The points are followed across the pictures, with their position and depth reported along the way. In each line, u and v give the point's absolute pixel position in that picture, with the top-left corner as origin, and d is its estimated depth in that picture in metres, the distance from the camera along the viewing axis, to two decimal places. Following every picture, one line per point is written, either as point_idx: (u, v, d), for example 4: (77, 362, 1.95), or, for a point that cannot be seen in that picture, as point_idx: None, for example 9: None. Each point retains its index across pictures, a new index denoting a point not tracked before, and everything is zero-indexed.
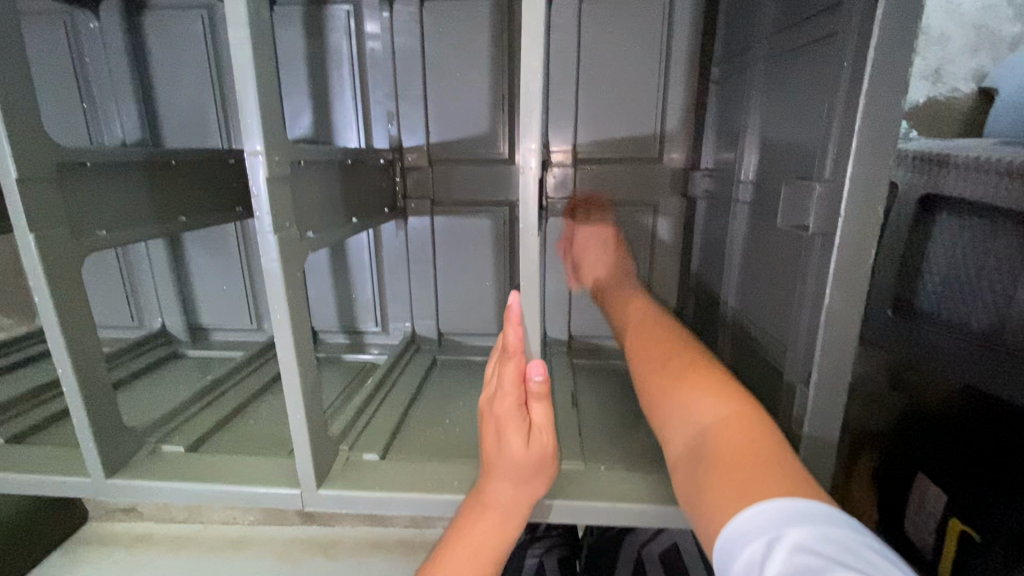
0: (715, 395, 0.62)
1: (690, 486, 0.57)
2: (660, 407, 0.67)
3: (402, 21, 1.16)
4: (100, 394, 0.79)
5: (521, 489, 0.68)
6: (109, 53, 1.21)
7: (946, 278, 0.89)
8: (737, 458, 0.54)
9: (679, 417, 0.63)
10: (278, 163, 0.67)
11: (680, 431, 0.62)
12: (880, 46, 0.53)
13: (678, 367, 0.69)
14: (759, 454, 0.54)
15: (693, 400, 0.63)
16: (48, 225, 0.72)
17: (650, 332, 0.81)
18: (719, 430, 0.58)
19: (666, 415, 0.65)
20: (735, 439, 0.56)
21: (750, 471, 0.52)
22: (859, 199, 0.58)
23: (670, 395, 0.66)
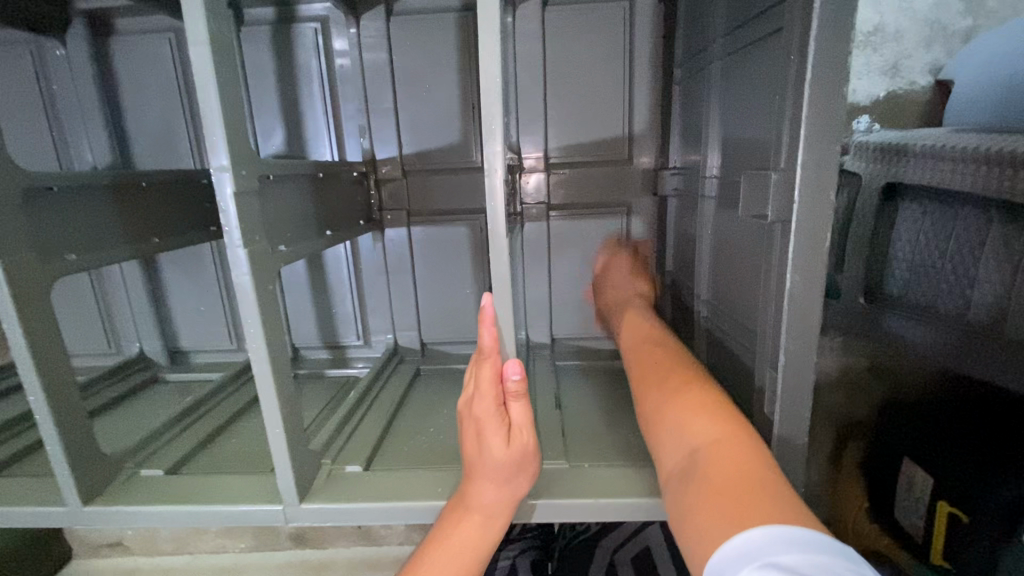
0: (711, 418, 0.63)
1: (679, 503, 0.58)
2: (657, 425, 0.68)
3: (369, 37, 1.18)
4: (73, 419, 0.78)
5: (504, 488, 0.69)
6: (76, 79, 1.20)
7: (912, 263, 0.92)
8: (730, 481, 0.55)
9: (675, 438, 0.64)
10: (245, 177, 0.68)
11: (676, 448, 0.63)
12: (819, 40, 0.56)
13: (676, 386, 0.70)
14: (753, 476, 0.55)
15: (692, 419, 0.64)
16: (14, 251, 0.71)
17: (649, 350, 0.82)
18: (713, 451, 0.59)
19: (661, 435, 0.66)
20: (724, 460, 0.58)
21: (742, 493, 0.53)
22: (812, 185, 0.60)
23: (667, 414, 0.67)
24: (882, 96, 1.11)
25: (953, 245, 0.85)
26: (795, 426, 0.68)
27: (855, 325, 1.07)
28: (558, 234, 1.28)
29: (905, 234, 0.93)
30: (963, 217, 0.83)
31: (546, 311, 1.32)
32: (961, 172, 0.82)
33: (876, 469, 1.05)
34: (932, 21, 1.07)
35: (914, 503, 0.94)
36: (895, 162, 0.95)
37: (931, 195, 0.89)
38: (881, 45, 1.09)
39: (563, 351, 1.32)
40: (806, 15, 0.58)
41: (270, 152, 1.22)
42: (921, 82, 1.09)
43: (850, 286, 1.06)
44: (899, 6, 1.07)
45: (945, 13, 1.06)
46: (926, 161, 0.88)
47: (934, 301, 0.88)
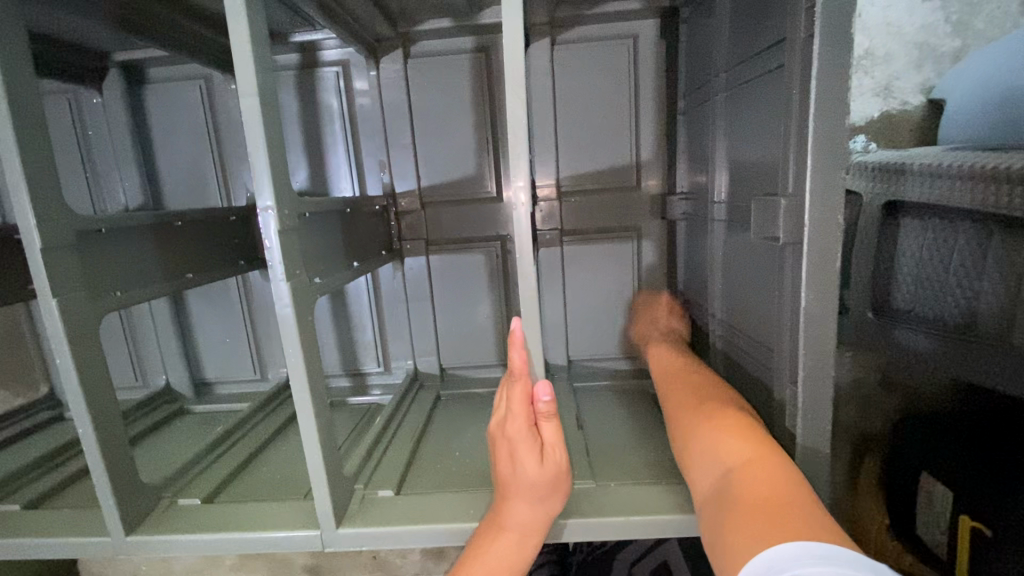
0: (743, 441, 0.67)
1: (714, 524, 0.61)
2: (690, 449, 0.72)
3: (388, 78, 1.25)
4: (118, 449, 0.81)
5: (538, 508, 0.71)
6: (111, 124, 1.27)
7: (915, 276, 0.96)
8: (765, 499, 0.58)
9: (706, 459, 0.68)
10: (288, 216, 0.72)
11: (708, 469, 0.67)
12: (820, 77, 0.61)
13: (708, 410, 0.75)
14: (788, 493, 0.58)
15: (722, 440, 0.68)
16: (69, 290, 0.75)
17: (680, 381, 0.88)
18: (746, 472, 0.62)
19: (694, 458, 0.70)
20: (756, 476, 0.61)
21: (777, 508, 0.56)
22: (820, 209, 0.64)
23: (697, 438, 0.72)
24: (877, 116, 1.17)
25: (955, 258, 0.88)
26: (816, 437, 0.70)
27: (862, 339, 1.10)
28: (572, 259, 1.33)
29: (908, 248, 0.98)
30: (962, 232, 0.87)
31: (561, 333, 1.35)
32: (957, 189, 0.86)
33: (895, 487, 1.06)
34: (920, 43, 1.14)
35: (936, 519, 0.94)
36: (895, 180, 0.99)
37: (930, 211, 0.93)
38: (873, 68, 1.16)
39: (580, 372, 1.35)
40: (807, 53, 0.63)
41: (300, 191, 1.29)
42: (913, 102, 1.16)
43: (859, 300, 1.10)
44: (889, 32, 1.14)
45: (933, 35, 1.13)
46: (922, 180, 0.93)
47: (940, 313, 0.92)
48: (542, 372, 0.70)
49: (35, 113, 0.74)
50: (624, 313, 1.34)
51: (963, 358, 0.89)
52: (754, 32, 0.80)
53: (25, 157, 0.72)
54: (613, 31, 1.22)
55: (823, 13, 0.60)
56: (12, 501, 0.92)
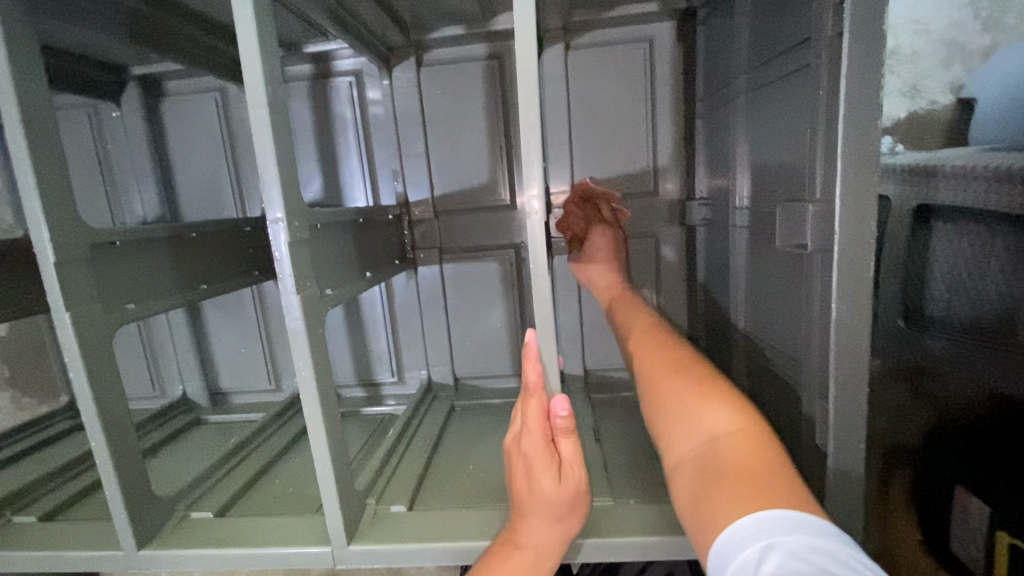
0: (728, 412, 0.61)
1: (688, 494, 0.57)
2: (665, 417, 0.66)
3: (400, 87, 1.24)
4: (130, 462, 0.81)
5: (556, 528, 0.69)
6: (130, 137, 1.29)
7: (952, 281, 0.92)
8: (753, 470, 0.54)
9: (687, 430, 0.62)
10: (299, 228, 0.71)
11: (685, 440, 0.61)
12: (850, 76, 0.57)
13: (695, 378, 0.68)
14: (765, 472, 0.54)
15: (705, 414, 0.62)
16: (83, 304, 0.75)
17: (651, 347, 0.80)
18: (732, 444, 0.58)
19: (673, 432, 0.64)
20: (736, 453, 0.57)
21: (751, 483, 0.53)
22: (852, 215, 0.60)
23: (674, 411, 0.65)
24: (903, 117, 0.95)
25: (995, 264, 0.88)
26: (849, 456, 0.66)
27: (885, 347, 1.01)
28: None
29: (942, 250, 0.93)
30: (1002, 237, 0.88)
31: (577, 342, 1.32)
32: (992, 192, 0.87)
33: (928, 498, 0.96)
34: (951, 40, 0.91)
35: (970, 534, 0.88)
36: (924, 181, 0.93)
37: (967, 213, 0.90)
38: (897, 67, 0.93)
39: (597, 383, 1.32)
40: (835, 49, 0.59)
41: (313, 203, 1.29)
42: (943, 102, 0.93)
43: (888, 306, 0.99)
44: (915, 23, 0.92)
45: (963, 30, 0.91)
46: (958, 181, 0.90)
47: (976, 319, 0.91)
48: (559, 388, 0.67)
49: (50, 127, 0.74)
50: None
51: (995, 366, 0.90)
52: (776, 32, 0.77)
53: (39, 170, 0.72)
54: (628, 35, 1.19)
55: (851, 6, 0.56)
56: (30, 512, 0.93)
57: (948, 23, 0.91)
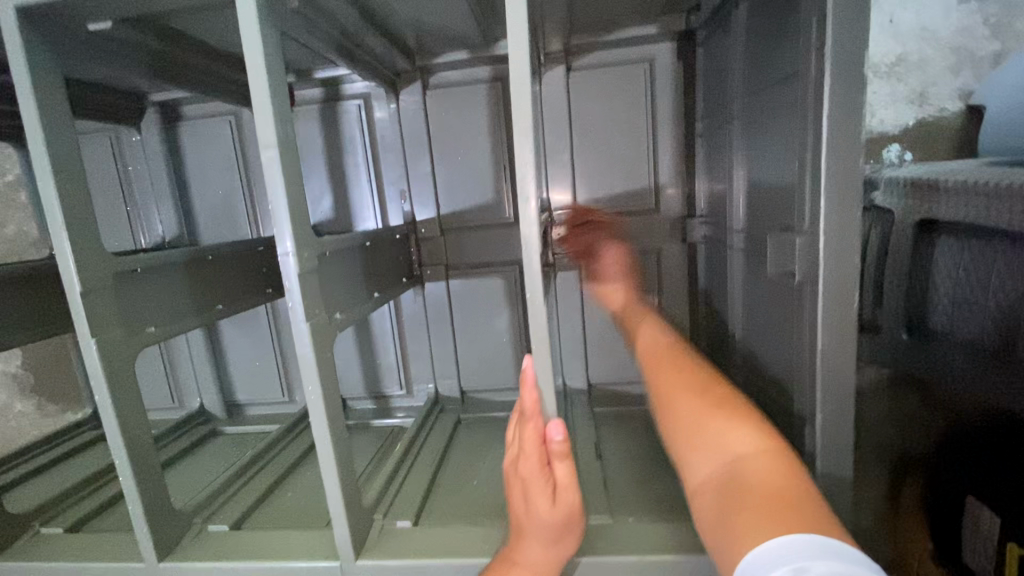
0: (739, 426, 0.60)
1: (711, 515, 0.54)
2: (680, 434, 0.64)
3: (407, 110, 1.27)
4: (151, 478, 0.85)
5: (552, 548, 0.71)
6: (150, 160, 1.34)
7: (953, 296, 0.91)
8: (762, 487, 0.53)
9: (710, 447, 0.60)
10: (308, 258, 0.75)
11: (708, 458, 0.59)
12: (833, 116, 0.59)
13: (714, 391, 0.66)
14: (795, 493, 0.52)
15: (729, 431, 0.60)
16: (107, 330, 0.80)
17: (659, 352, 0.77)
18: (744, 463, 0.56)
19: (693, 449, 0.61)
20: (766, 472, 0.54)
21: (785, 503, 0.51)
22: (837, 248, 0.62)
23: (693, 427, 0.63)
24: (912, 123, 1.04)
25: (996, 279, 0.82)
26: (834, 479, 0.68)
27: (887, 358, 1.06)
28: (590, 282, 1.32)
29: (945, 267, 0.92)
30: (1001, 252, 0.82)
31: (581, 357, 1.35)
32: (990, 209, 0.82)
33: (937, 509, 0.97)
34: (957, 48, 1.00)
35: (983, 545, 0.86)
36: (926, 196, 0.94)
37: (964, 229, 0.89)
38: (906, 75, 1.03)
39: (600, 397, 1.34)
40: (818, 89, 0.60)
41: (319, 232, 1.33)
42: (951, 108, 1.02)
43: (892, 320, 1.04)
44: (922, 34, 1.00)
45: (970, 37, 0.98)
46: (954, 196, 0.88)
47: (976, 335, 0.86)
48: (554, 412, 0.70)
49: (75, 163, 0.78)
50: None
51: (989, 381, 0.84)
52: (769, 62, 0.79)
53: (65, 206, 0.76)
54: (628, 56, 1.21)
55: (833, 47, 0.57)
56: (56, 524, 0.99)
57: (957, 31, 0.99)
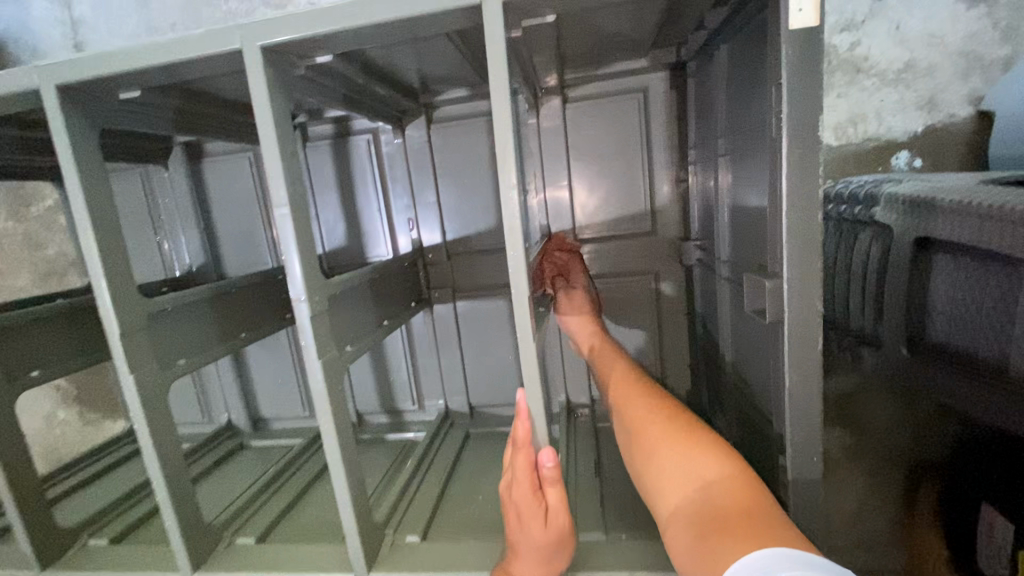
0: (707, 458, 0.66)
1: (686, 538, 0.59)
2: (650, 466, 0.70)
3: (413, 143, 1.35)
4: (185, 497, 0.94)
5: (545, 562, 0.77)
6: (176, 194, 1.44)
7: (949, 313, 0.89)
8: (727, 511, 0.58)
9: (679, 475, 0.65)
10: (319, 301, 0.82)
11: (678, 487, 0.64)
12: (790, 174, 0.63)
13: (675, 423, 0.72)
14: (755, 510, 0.58)
15: (693, 459, 0.66)
16: (143, 366, 0.89)
17: (624, 389, 0.84)
18: (711, 491, 0.62)
19: (663, 478, 0.67)
20: (730, 496, 0.60)
21: (749, 521, 0.56)
22: (798, 294, 0.66)
23: (661, 457, 0.69)
24: (921, 130, 1.30)
25: (988, 299, 0.80)
26: (807, 509, 0.72)
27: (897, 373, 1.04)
28: None
29: (940, 284, 0.90)
30: (993, 271, 0.79)
31: (584, 373, 1.41)
32: (982, 230, 0.78)
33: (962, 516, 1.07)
34: (967, 53, 1.25)
35: (1000, 550, 0.94)
36: (923, 216, 0.92)
37: (957, 246, 0.86)
38: (919, 82, 1.28)
39: (603, 411, 1.40)
40: (777, 150, 0.65)
41: (330, 271, 1.43)
42: (961, 113, 1.28)
43: (893, 335, 1.03)
44: (932, 43, 1.26)
45: (980, 45, 1.25)
46: (948, 217, 0.85)
47: (976, 354, 0.84)
48: (546, 441, 0.75)
49: (112, 218, 0.87)
50: (645, 353, 1.38)
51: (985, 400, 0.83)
52: (744, 108, 0.83)
53: (105, 257, 0.85)
54: (622, 87, 1.26)
55: (787, 115, 0.62)
56: (101, 536, 1.10)
57: (968, 44, 1.25)
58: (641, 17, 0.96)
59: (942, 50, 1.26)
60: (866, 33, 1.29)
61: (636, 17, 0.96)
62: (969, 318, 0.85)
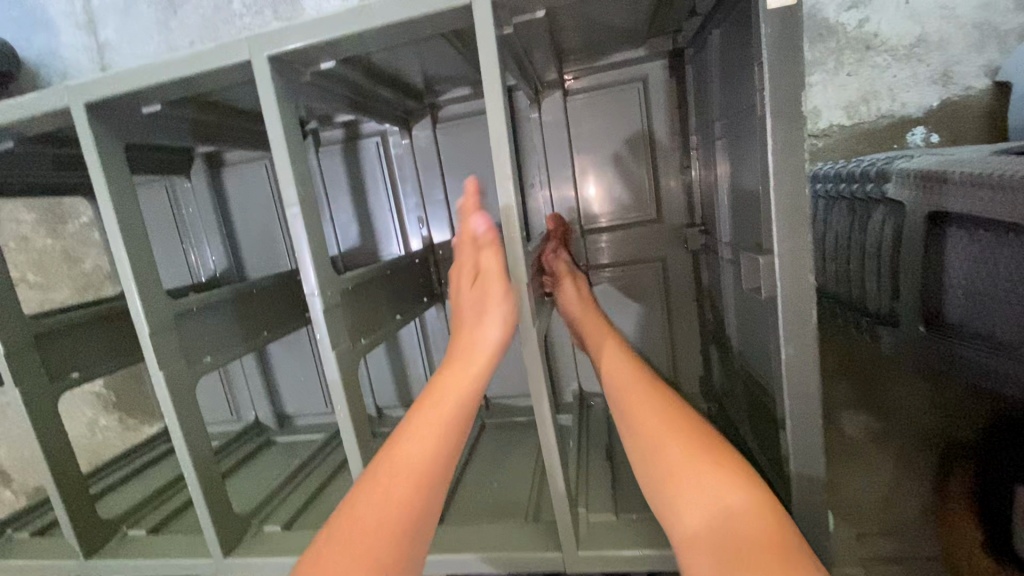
0: (718, 467, 0.65)
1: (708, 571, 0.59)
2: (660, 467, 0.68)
3: (420, 144, 1.40)
4: (215, 486, 1.00)
5: (479, 334, 0.74)
6: (198, 203, 1.51)
7: (965, 288, 0.87)
8: (752, 542, 0.58)
9: (702, 496, 0.64)
10: (331, 295, 0.86)
11: (698, 503, 0.63)
12: (777, 153, 0.64)
13: (678, 421, 0.72)
14: (774, 534, 0.59)
15: (705, 470, 0.65)
16: (171, 362, 0.94)
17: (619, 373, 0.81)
18: (743, 523, 0.60)
19: (677, 485, 0.66)
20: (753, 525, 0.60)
21: (772, 552, 0.57)
22: (791, 271, 0.67)
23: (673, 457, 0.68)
24: (937, 104, 1.28)
25: (1002, 273, 0.79)
26: (809, 482, 0.72)
27: (917, 352, 1.01)
28: (599, 292, 1.39)
29: (955, 259, 0.89)
30: (1009, 246, 0.77)
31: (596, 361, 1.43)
32: (994, 202, 0.77)
33: (992, 501, 1.04)
34: (980, 22, 1.23)
35: None
36: (936, 189, 0.90)
37: (972, 220, 0.84)
38: (932, 55, 1.26)
39: None
40: (763, 131, 0.66)
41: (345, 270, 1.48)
42: (978, 85, 1.25)
43: (910, 313, 1.00)
44: (944, 15, 1.24)
45: (994, 14, 1.22)
46: (961, 189, 0.83)
47: (993, 329, 0.83)
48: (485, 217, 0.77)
49: (138, 224, 0.93)
50: (656, 340, 1.39)
51: (1002, 374, 0.83)
52: (736, 92, 0.85)
53: (134, 262, 0.91)
54: (623, 77, 1.28)
55: (771, 96, 0.63)
56: (140, 527, 1.17)
57: (981, 14, 1.23)
58: (635, 8, 0.98)
59: (954, 22, 1.24)
60: (874, 9, 1.27)
61: (631, 8, 0.98)
62: (984, 294, 0.84)
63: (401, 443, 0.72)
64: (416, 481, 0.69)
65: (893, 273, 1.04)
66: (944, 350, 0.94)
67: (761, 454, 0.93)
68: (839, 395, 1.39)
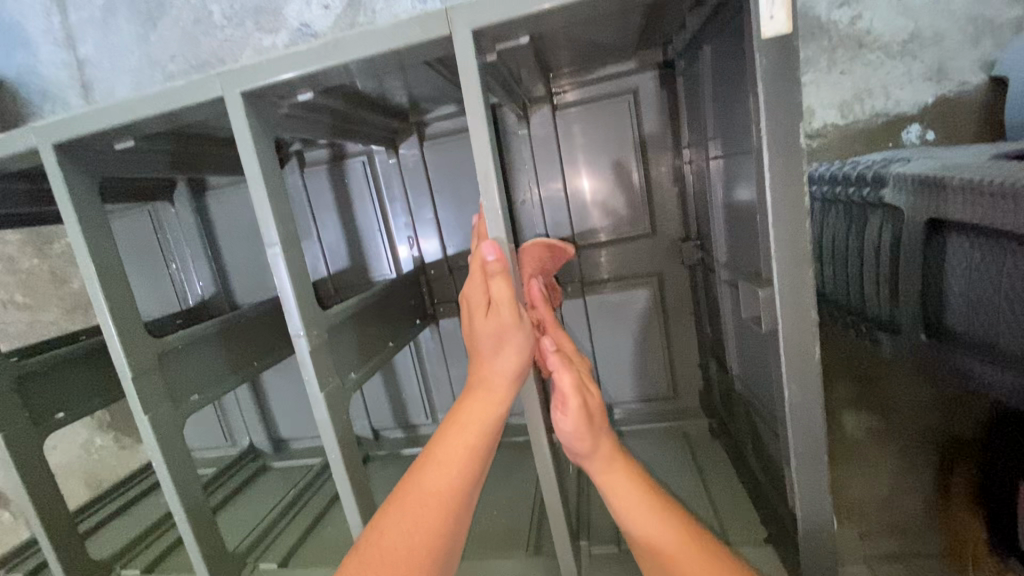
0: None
1: None
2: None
3: (407, 162, 1.36)
4: (207, 530, 0.96)
5: (496, 363, 0.69)
6: (183, 228, 1.48)
7: (965, 298, 0.84)
8: None
9: None
10: (317, 335, 0.83)
11: None
12: (774, 185, 0.62)
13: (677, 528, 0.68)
14: None
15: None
16: (156, 406, 0.91)
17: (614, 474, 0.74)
18: None
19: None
20: None
21: None
22: (791, 305, 0.65)
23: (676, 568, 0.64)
24: (933, 100, 1.25)
25: (1003, 281, 0.75)
26: (816, 519, 0.70)
27: (918, 358, 0.99)
28: (595, 307, 1.36)
29: (955, 267, 0.85)
30: (1010, 253, 0.74)
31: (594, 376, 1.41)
32: (996, 212, 0.73)
33: (994, 506, 1.02)
34: (975, 17, 1.20)
35: None
36: (933, 196, 0.87)
37: (973, 228, 0.81)
38: (926, 51, 1.24)
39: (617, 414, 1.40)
40: (759, 160, 0.63)
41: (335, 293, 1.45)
42: (974, 80, 1.23)
43: (910, 321, 0.98)
44: (938, 10, 1.21)
45: (989, 9, 1.20)
46: (962, 199, 0.80)
47: (994, 338, 0.80)
48: (495, 237, 0.68)
49: (115, 263, 0.90)
50: (654, 352, 1.36)
51: (1006, 387, 0.79)
52: (730, 108, 0.82)
53: (113, 305, 0.88)
54: (613, 88, 1.25)
55: (767, 128, 0.60)
56: (134, 566, 1.16)
57: (975, 8, 1.20)
58: (623, 25, 0.95)
59: (948, 18, 1.21)
60: (866, 6, 1.24)
61: (619, 25, 0.95)
62: (984, 303, 0.80)
63: (425, 469, 0.66)
64: (442, 510, 0.64)
65: (891, 278, 1.01)
66: (945, 358, 0.91)
67: (764, 479, 0.91)
68: (837, 397, 1.33)
